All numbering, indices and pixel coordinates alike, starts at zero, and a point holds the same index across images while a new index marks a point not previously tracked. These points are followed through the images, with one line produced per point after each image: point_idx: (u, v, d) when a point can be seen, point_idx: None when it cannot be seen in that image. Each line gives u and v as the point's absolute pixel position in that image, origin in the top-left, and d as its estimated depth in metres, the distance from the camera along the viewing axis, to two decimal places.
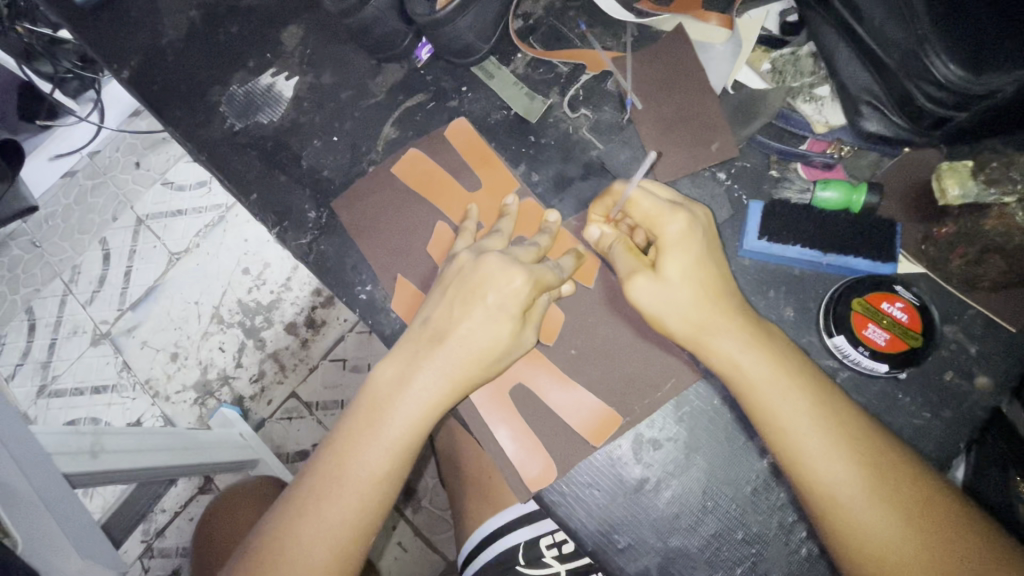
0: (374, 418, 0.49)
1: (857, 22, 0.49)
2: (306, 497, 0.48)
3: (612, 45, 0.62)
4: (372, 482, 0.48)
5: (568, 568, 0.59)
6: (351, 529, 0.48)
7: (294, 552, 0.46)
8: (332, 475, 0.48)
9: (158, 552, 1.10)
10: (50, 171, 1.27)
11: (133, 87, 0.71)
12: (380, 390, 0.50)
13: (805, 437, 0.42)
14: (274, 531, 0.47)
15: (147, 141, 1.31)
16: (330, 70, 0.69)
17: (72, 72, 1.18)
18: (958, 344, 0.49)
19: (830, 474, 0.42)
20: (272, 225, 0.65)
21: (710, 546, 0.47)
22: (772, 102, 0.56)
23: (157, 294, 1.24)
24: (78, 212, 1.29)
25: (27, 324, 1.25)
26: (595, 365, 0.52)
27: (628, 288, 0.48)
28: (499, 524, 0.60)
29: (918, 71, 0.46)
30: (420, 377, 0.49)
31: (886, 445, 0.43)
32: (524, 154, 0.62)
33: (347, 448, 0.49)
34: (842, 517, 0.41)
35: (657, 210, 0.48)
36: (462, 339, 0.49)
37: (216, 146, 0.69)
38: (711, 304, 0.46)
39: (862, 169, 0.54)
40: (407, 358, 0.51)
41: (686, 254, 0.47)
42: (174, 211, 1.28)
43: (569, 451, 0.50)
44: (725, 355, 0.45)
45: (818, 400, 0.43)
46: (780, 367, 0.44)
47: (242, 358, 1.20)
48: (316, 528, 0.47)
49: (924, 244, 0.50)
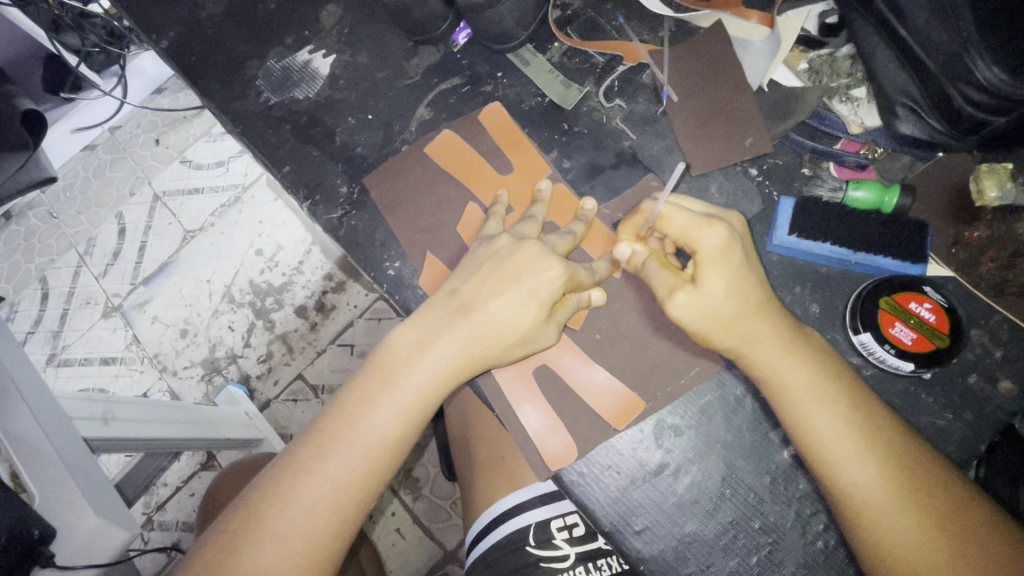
0: (389, 382, 0.50)
1: (899, 23, 0.50)
2: (314, 451, 0.49)
3: (649, 38, 0.63)
4: (384, 446, 0.49)
5: (579, 551, 0.59)
6: (355, 488, 0.49)
7: (301, 503, 0.47)
8: (346, 433, 0.49)
9: (158, 525, 1.12)
10: (71, 143, 1.30)
11: (171, 59, 0.73)
12: (398, 355, 0.51)
13: (837, 441, 0.43)
14: (281, 479, 0.48)
15: (169, 119, 1.33)
16: (366, 50, 0.70)
17: (99, 46, 1.20)
18: (982, 348, 0.49)
19: (860, 479, 0.43)
20: (303, 198, 0.66)
21: (725, 534, 0.47)
22: (808, 101, 0.56)
23: (170, 270, 1.25)
24: (97, 185, 1.31)
25: (40, 293, 1.26)
26: (620, 351, 0.53)
27: (669, 307, 0.47)
28: (513, 503, 0.61)
29: (960, 72, 0.46)
30: (440, 348, 0.50)
31: (909, 443, 0.44)
32: (556, 141, 0.62)
33: (361, 407, 0.50)
34: (866, 517, 0.42)
35: (694, 223, 0.48)
36: (487, 317, 0.50)
37: (251, 118, 0.70)
38: (754, 315, 0.46)
39: (894, 171, 0.54)
40: (430, 327, 0.51)
41: (726, 268, 0.47)
42: (191, 189, 1.30)
43: (591, 432, 0.51)
44: (762, 359, 0.46)
45: (843, 395, 0.45)
46: (816, 370, 0.45)
47: (251, 338, 1.21)
48: (325, 484, 0.48)
49: (954, 247, 0.50)
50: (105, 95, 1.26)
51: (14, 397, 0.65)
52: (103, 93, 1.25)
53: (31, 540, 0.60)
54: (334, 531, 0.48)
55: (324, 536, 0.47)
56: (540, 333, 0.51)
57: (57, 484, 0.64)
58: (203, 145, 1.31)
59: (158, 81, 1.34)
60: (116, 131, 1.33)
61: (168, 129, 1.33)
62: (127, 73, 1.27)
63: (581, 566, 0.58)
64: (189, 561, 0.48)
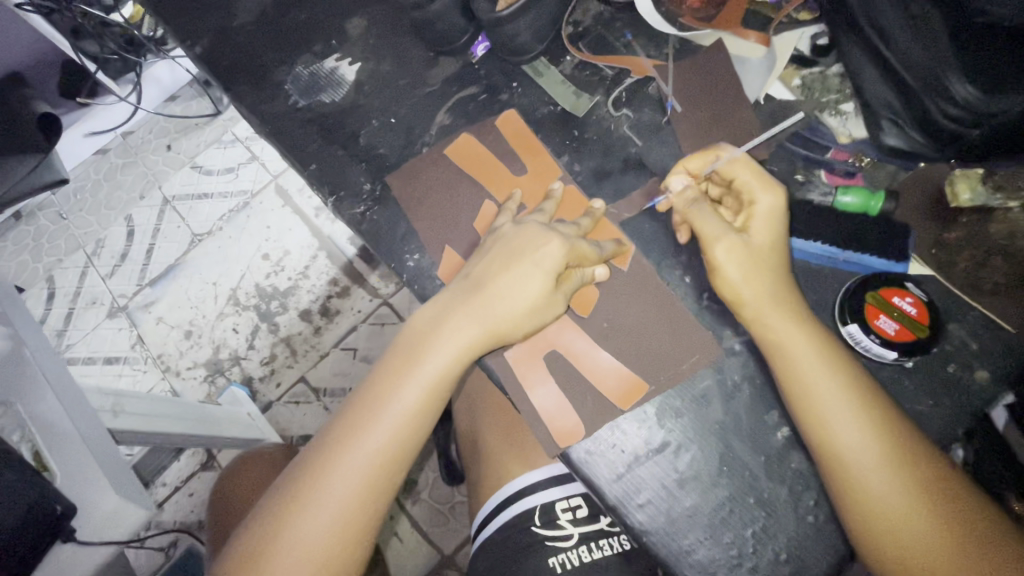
0: (415, 359, 0.54)
1: (883, 44, 0.54)
2: (348, 423, 0.54)
3: (655, 55, 0.68)
4: (409, 416, 0.53)
5: (581, 532, 0.62)
6: (386, 456, 0.52)
7: (338, 470, 0.52)
8: (376, 406, 0.53)
9: (156, 527, 1.24)
10: (84, 145, 1.48)
11: (205, 63, 0.78)
12: (421, 333, 0.55)
13: (834, 415, 0.48)
14: (319, 453, 0.53)
15: (179, 127, 1.53)
16: (390, 59, 0.75)
17: (116, 53, 1.37)
18: (960, 341, 0.52)
19: (854, 448, 0.47)
20: (327, 194, 0.70)
21: (723, 508, 0.51)
22: (800, 112, 0.62)
23: (178, 272, 1.41)
24: (107, 189, 1.50)
25: (46, 292, 1.42)
26: (626, 338, 0.57)
27: (715, 248, 0.54)
28: (521, 484, 0.65)
29: (938, 90, 0.50)
30: (458, 325, 0.54)
31: (897, 419, 0.48)
32: (567, 146, 0.67)
33: (391, 382, 0.54)
34: (857, 486, 0.46)
35: (762, 181, 0.54)
36: (496, 292, 0.55)
37: (279, 119, 0.75)
38: (782, 273, 0.53)
39: (880, 179, 0.58)
40: (448, 307, 0.56)
41: (774, 226, 0.54)
42: (200, 195, 1.47)
43: (599, 412, 0.54)
44: (779, 328, 0.51)
45: (838, 373, 0.49)
46: (817, 346, 0.50)
47: (255, 341, 1.35)
48: (359, 453, 0.52)
49: (934, 248, 0.55)
50: (121, 100, 1.43)
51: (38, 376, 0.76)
52: (120, 99, 1.43)
53: (53, 516, 0.67)
54: (368, 500, 0.52)
55: (360, 504, 0.51)
56: (549, 304, 0.55)
57: (79, 463, 0.72)
58: (213, 152, 1.50)
59: (170, 90, 1.53)
60: (128, 136, 1.53)
61: (181, 136, 1.53)
62: (142, 80, 1.45)
63: (584, 545, 0.61)
64: (242, 528, 0.53)
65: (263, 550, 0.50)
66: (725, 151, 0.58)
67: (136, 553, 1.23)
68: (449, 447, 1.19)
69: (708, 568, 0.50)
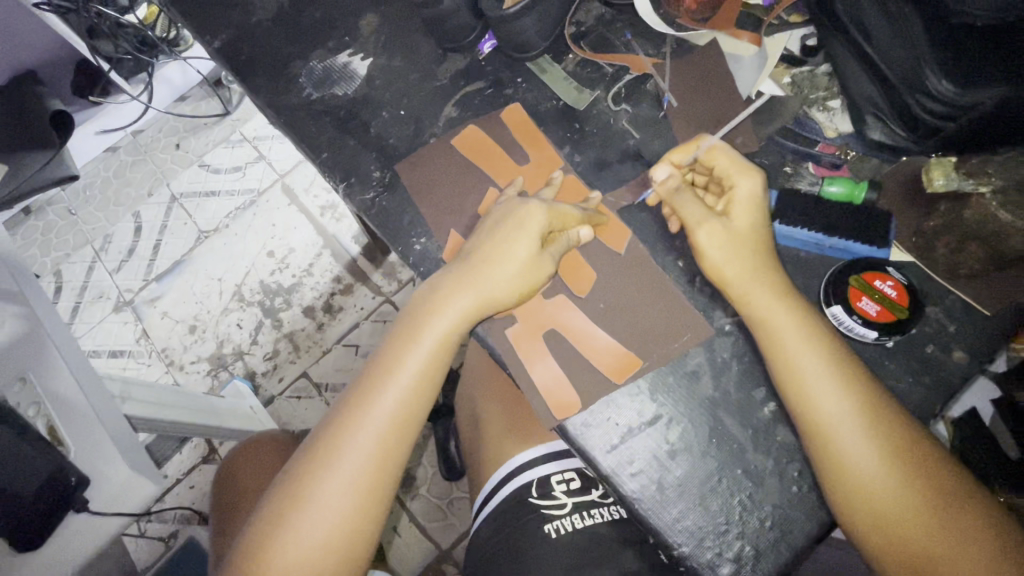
0: (417, 330, 0.59)
1: (867, 43, 0.58)
2: (364, 390, 0.58)
3: (654, 54, 0.71)
4: (421, 379, 0.59)
5: (575, 501, 0.71)
6: (401, 415, 0.58)
7: (359, 431, 0.57)
8: (389, 373, 0.58)
9: (156, 518, 1.27)
10: (96, 144, 1.52)
11: (223, 57, 0.81)
12: (423, 305, 0.60)
13: (813, 380, 0.51)
14: (335, 421, 0.58)
15: (189, 126, 1.57)
16: (401, 55, 0.78)
17: (130, 53, 1.41)
18: (939, 322, 0.55)
19: (832, 411, 0.50)
20: (339, 181, 0.73)
21: (711, 478, 0.53)
22: (790, 107, 0.65)
23: (182, 268, 1.45)
24: (116, 185, 1.53)
25: (53, 285, 1.45)
26: (621, 317, 0.59)
27: (699, 233, 0.57)
28: (522, 462, 0.74)
29: (918, 86, 0.54)
30: (455, 295, 0.58)
31: (872, 387, 0.51)
32: (569, 138, 0.70)
33: (400, 351, 0.59)
34: (835, 447, 0.49)
35: (740, 167, 0.58)
36: (490, 258, 0.58)
37: (293, 111, 0.78)
38: (762, 253, 0.56)
39: (864, 172, 0.62)
40: (444, 280, 0.59)
41: (753, 211, 0.57)
42: (208, 193, 1.51)
43: (594, 387, 0.57)
44: (760, 300, 0.54)
45: (819, 342, 0.52)
46: (798, 317, 0.53)
47: (258, 337, 1.38)
48: (378, 415, 0.57)
49: (914, 236, 0.58)
50: (134, 99, 1.47)
51: (52, 351, 0.77)
52: (132, 97, 1.47)
53: (68, 485, 0.69)
54: (383, 460, 0.57)
55: (377, 463, 0.56)
56: (541, 264, 0.58)
57: (93, 438, 0.74)
58: (220, 151, 1.54)
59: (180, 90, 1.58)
60: (138, 135, 1.57)
61: (189, 134, 1.57)
62: (153, 80, 1.49)
63: (576, 513, 0.70)
64: (271, 489, 0.58)
65: (289, 510, 0.54)
66: (706, 140, 0.60)
67: (136, 544, 1.25)
68: (448, 441, 1.22)
69: (695, 535, 0.52)
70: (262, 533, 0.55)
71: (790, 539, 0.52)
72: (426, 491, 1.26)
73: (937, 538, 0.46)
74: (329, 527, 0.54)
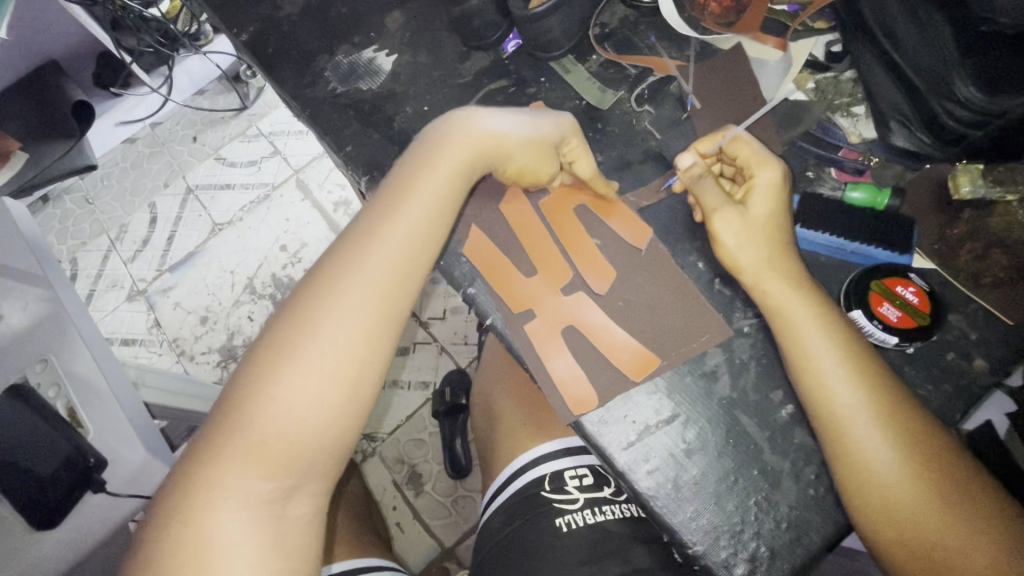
0: (423, 174, 0.59)
1: (895, 50, 0.58)
2: (358, 237, 0.57)
3: (677, 56, 0.72)
4: (420, 227, 0.58)
5: (587, 496, 0.72)
6: (401, 265, 0.56)
7: (355, 278, 0.55)
8: (387, 221, 0.57)
9: None
10: (115, 134, 1.54)
11: (251, 50, 0.83)
12: (422, 160, 0.60)
13: (830, 370, 0.51)
14: (335, 263, 0.56)
15: (206, 120, 1.60)
16: (425, 51, 0.79)
17: (152, 47, 1.44)
18: (960, 331, 0.55)
19: (845, 401, 0.50)
20: (361, 174, 0.74)
21: (727, 478, 0.53)
22: (814, 113, 0.65)
23: (196, 259, 1.46)
24: (134, 175, 1.56)
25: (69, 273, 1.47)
26: (639, 316, 0.60)
27: (722, 225, 0.57)
28: (533, 458, 0.76)
29: (946, 93, 0.54)
30: (464, 147, 0.60)
31: (886, 381, 0.51)
32: (591, 137, 0.70)
33: (397, 199, 0.58)
34: (846, 436, 0.49)
35: (759, 157, 0.58)
36: (496, 127, 0.61)
37: (318, 103, 0.79)
38: (779, 246, 0.56)
39: (886, 177, 0.62)
40: (449, 137, 0.61)
41: (774, 198, 0.57)
42: (223, 185, 1.53)
43: (612, 384, 0.57)
44: (776, 298, 0.54)
45: (835, 335, 0.52)
46: (816, 312, 0.53)
47: None
48: (374, 260, 0.56)
49: (937, 244, 0.58)
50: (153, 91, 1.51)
51: (72, 332, 0.78)
52: (152, 89, 1.50)
53: (87, 467, 0.71)
54: (380, 304, 0.55)
55: (377, 303, 0.55)
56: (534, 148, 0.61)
57: (110, 420, 0.75)
58: (237, 144, 1.56)
59: (199, 83, 1.61)
60: (156, 127, 1.59)
61: (206, 127, 1.59)
62: (174, 73, 1.52)
63: (588, 509, 0.70)
64: (256, 345, 0.54)
65: (284, 350, 0.52)
66: (730, 131, 0.61)
67: None
68: (455, 440, 1.24)
69: (710, 534, 0.52)
70: (252, 384, 0.51)
71: (806, 541, 0.52)
72: (431, 488, 1.27)
73: (948, 530, 0.46)
74: (327, 368, 0.52)
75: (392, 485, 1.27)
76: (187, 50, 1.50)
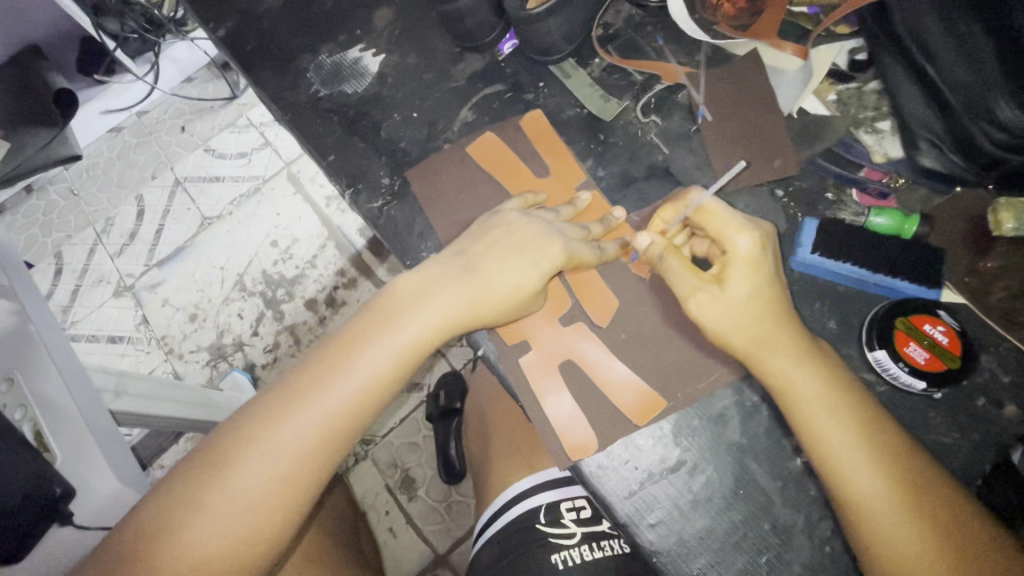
0: (397, 318, 0.54)
1: (927, 63, 0.52)
2: (313, 372, 0.52)
3: (686, 61, 0.66)
4: (379, 377, 0.53)
5: (585, 530, 0.67)
6: (348, 417, 0.52)
7: (296, 420, 0.50)
8: (347, 359, 0.52)
9: None
10: (100, 123, 1.47)
11: (228, 47, 0.76)
12: (402, 296, 0.55)
13: (844, 445, 0.46)
14: (282, 395, 0.52)
15: (195, 109, 1.52)
16: (415, 52, 0.73)
17: (137, 32, 1.36)
18: (991, 373, 0.51)
19: (863, 485, 0.45)
20: (345, 187, 0.68)
21: (737, 532, 0.49)
22: (836, 128, 0.60)
23: (185, 255, 1.41)
24: (120, 165, 1.49)
25: (54, 268, 1.42)
26: (643, 351, 0.55)
27: (693, 307, 0.51)
28: (524, 488, 0.72)
29: (982, 112, 0.49)
30: (441, 293, 0.54)
31: (909, 453, 0.46)
32: (593, 150, 0.65)
33: (363, 337, 0.54)
34: (871, 522, 0.44)
35: (731, 225, 0.51)
36: (493, 278, 0.54)
37: (299, 107, 0.73)
38: (773, 321, 0.49)
39: (912, 203, 0.57)
40: (431, 279, 0.55)
41: (752, 274, 0.50)
42: (212, 177, 1.47)
43: (614, 428, 0.53)
44: (778, 371, 0.48)
45: (848, 402, 0.47)
46: (827, 377, 0.48)
47: (259, 328, 1.35)
48: (321, 405, 0.51)
49: (967, 276, 0.54)
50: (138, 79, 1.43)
51: (38, 348, 0.74)
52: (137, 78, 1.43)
53: (52, 499, 0.64)
54: (313, 454, 0.50)
55: (311, 452, 0.50)
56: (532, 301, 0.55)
57: (78, 446, 0.70)
58: (226, 135, 1.50)
59: (187, 71, 1.53)
60: (143, 116, 1.52)
61: (195, 118, 1.52)
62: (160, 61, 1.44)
63: (586, 544, 0.66)
64: (181, 465, 0.51)
65: (194, 499, 0.48)
66: (694, 199, 0.55)
67: None
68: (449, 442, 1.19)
69: None
70: (162, 518, 0.47)
71: None
72: (425, 493, 1.23)
73: None
74: (235, 527, 0.48)
75: (384, 493, 1.23)
76: (174, 37, 1.42)
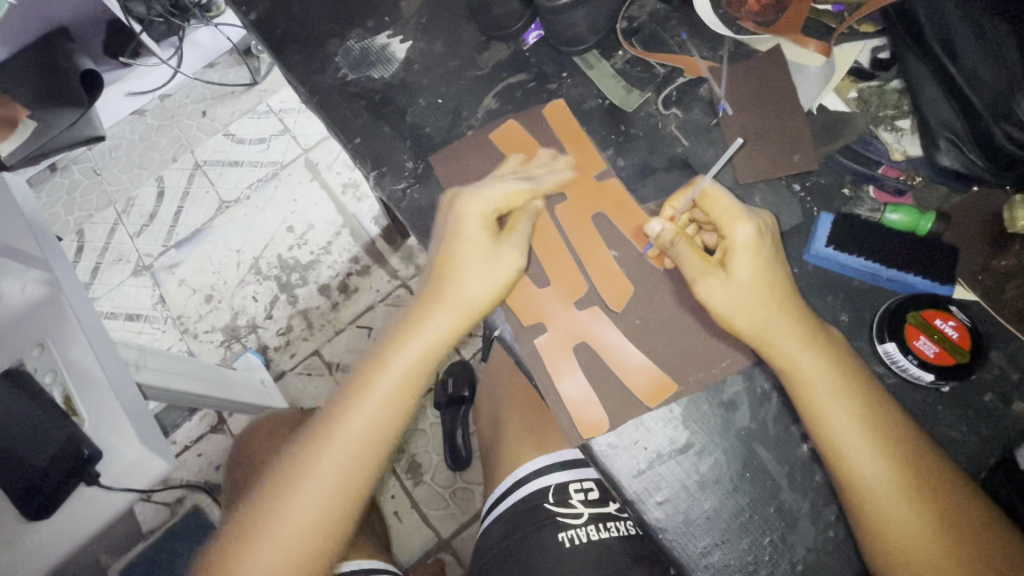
0: (410, 332, 0.58)
1: (951, 62, 0.53)
2: (353, 388, 0.58)
3: (709, 56, 0.67)
4: (408, 381, 0.57)
5: (591, 510, 0.70)
6: (388, 420, 0.57)
7: (345, 431, 0.57)
8: (378, 373, 0.58)
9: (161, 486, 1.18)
10: (125, 105, 1.51)
11: (258, 29, 0.78)
12: (416, 312, 0.59)
13: (850, 434, 0.47)
14: (330, 414, 0.58)
15: (217, 93, 1.56)
16: (442, 39, 0.75)
17: (162, 16, 1.35)
18: (1001, 369, 0.52)
19: (869, 473, 0.46)
20: (369, 169, 0.70)
21: (743, 513, 0.51)
22: (856, 126, 0.61)
23: (201, 237, 1.44)
24: (142, 148, 1.53)
25: (75, 244, 1.45)
26: (655, 336, 0.57)
27: (701, 290, 0.52)
28: (528, 471, 0.73)
29: (1004, 111, 0.50)
30: (443, 307, 0.57)
31: (916, 444, 0.47)
32: (613, 140, 0.66)
33: (389, 351, 0.58)
34: (876, 511, 0.46)
35: (733, 212, 0.52)
36: (460, 259, 0.57)
37: (327, 91, 0.75)
38: (775, 304, 0.50)
39: (929, 198, 0.58)
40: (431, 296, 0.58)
41: (755, 257, 0.51)
42: (232, 162, 1.50)
43: (626, 410, 0.55)
44: (787, 355, 0.49)
45: (858, 393, 0.48)
46: (836, 368, 0.49)
47: (273, 310, 1.37)
48: (361, 415, 0.57)
49: (981, 274, 0.55)
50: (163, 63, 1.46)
51: (65, 308, 0.72)
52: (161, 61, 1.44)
53: (80, 459, 0.67)
54: (362, 456, 0.56)
55: (361, 455, 0.56)
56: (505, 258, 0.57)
57: (105, 409, 0.70)
58: (247, 120, 1.52)
59: (208, 56, 1.56)
60: (166, 99, 1.55)
61: (217, 102, 1.55)
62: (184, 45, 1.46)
63: (592, 524, 0.68)
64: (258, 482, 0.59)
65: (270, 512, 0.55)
66: (699, 183, 0.56)
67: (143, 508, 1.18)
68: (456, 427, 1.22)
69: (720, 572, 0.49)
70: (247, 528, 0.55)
71: None
72: (431, 478, 1.25)
73: None
74: (308, 527, 0.55)
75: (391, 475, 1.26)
76: (198, 23, 1.43)
